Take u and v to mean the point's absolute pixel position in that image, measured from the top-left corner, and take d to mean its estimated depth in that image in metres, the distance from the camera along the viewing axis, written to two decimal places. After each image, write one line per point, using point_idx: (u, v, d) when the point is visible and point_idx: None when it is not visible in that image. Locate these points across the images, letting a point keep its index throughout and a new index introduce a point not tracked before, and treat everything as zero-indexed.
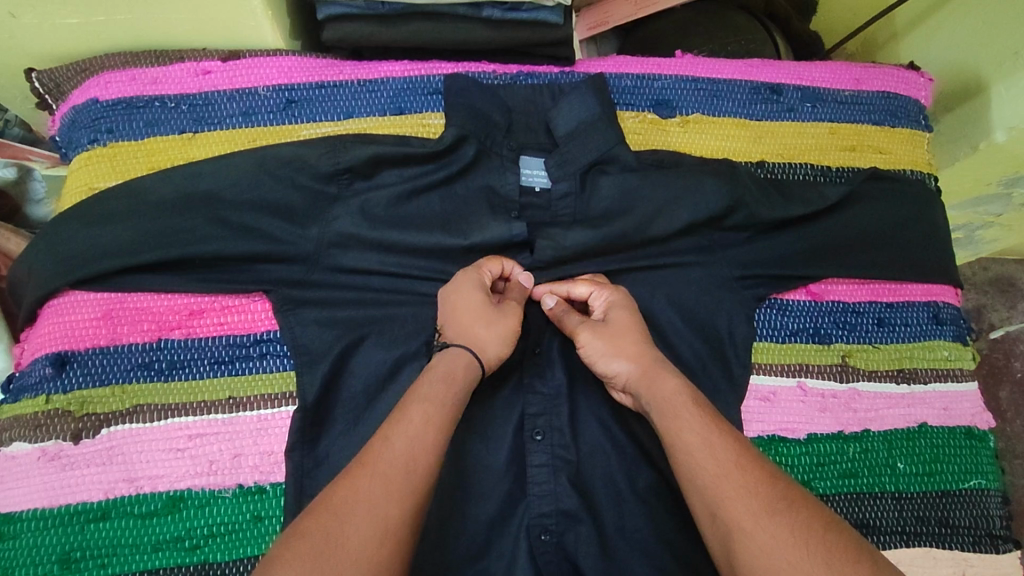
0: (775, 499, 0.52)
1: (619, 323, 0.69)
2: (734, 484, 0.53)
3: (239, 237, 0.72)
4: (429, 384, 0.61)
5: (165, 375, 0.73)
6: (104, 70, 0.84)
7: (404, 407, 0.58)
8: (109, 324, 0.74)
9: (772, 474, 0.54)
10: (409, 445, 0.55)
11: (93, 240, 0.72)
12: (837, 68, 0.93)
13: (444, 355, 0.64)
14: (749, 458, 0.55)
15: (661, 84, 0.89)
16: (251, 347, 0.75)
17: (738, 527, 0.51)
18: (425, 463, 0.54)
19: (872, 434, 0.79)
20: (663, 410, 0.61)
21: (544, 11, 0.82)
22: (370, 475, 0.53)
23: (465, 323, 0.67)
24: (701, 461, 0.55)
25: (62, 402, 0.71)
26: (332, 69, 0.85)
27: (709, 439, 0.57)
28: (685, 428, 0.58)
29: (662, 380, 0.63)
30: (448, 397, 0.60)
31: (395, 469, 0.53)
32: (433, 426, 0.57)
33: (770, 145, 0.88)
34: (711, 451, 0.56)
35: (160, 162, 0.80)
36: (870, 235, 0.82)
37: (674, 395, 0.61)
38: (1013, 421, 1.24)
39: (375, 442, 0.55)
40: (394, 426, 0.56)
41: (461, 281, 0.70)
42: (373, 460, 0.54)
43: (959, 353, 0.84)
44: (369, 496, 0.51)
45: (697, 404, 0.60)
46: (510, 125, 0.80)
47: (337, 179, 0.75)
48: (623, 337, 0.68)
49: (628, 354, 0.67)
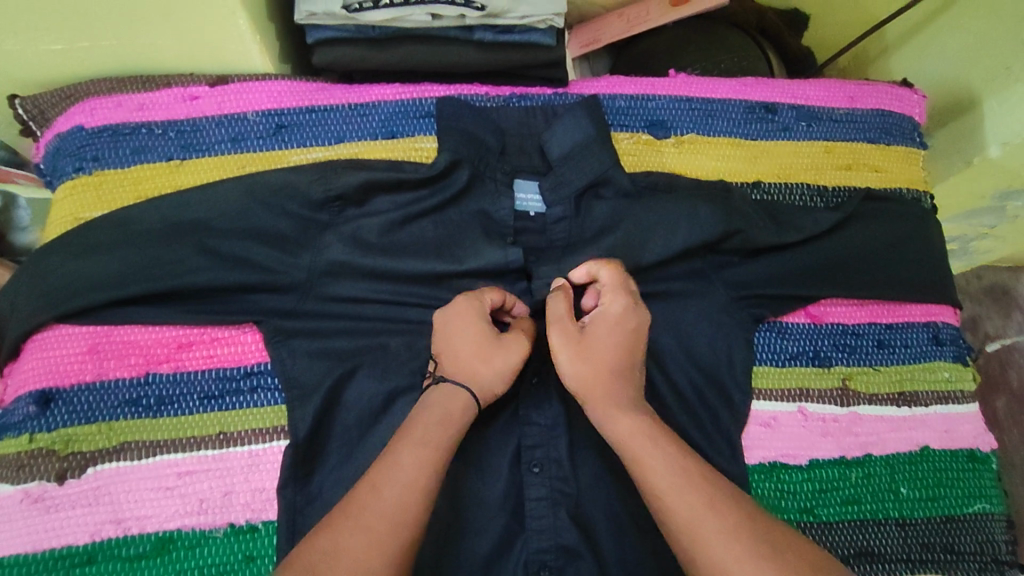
0: (758, 544, 0.51)
1: (587, 338, 0.64)
2: (716, 530, 0.52)
3: (228, 267, 0.71)
4: (425, 425, 0.59)
5: (153, 411, 0.71)
6: (89, 96, 0.82)
7: (394, 450, 0.57)
8: (94, 359, 0.72)
9: (745, 509, 0.54)
10: (398, 494, 0.54)
11: (80, 273, 0.70)
12: (832, 86, 0.92)
13: (439, 392, 0.63)
14: (721, 493, 0.54)
15: (656, 104, 0.88)
16: (241, 380, 0.73)
17: (724, 571, 0.50)
18: (414, 514, 0.54)
19: (874, 459, 0.78)
20: (628, 449, 0.58)
21: (537, 33, 0.81)
22: (354, 527, 0.52)
23: (464, 356, 0.64)
24: (676, 507, 0.53)
25: (46, 442, 0.69)
26: (322, 93, 0.84)
27: (681, 478, 0.55)
28: (653, 470, 0.56)
29: (622, 417, 0.60)
30: (443, 439, 0.58)
31: (383, 525, 0.52)
32: (424, 470, 0.56)
33: (765, 165, 0.87)
34: (684, 493, 0.54)
35: (147, 190, 0.79)
36: (867, 256, 0.82)
37: (638, 432, 0.59)
38: (1010, 430, 1.23)
39: (364, 491, 0.54)
40: (385, 475, 0.55)
41: (460, 311, 0.66)
42: (359, 515, 0.53)
43: (960, 375, 0.83)
44: (350, 552, 0.50)
45: (662, 439, 0.58)
46: (504, 148, 0.79)
47: (329, 207, 0.73)
48: (588, 359, 0.63)
49: (582, 375, 0.62)
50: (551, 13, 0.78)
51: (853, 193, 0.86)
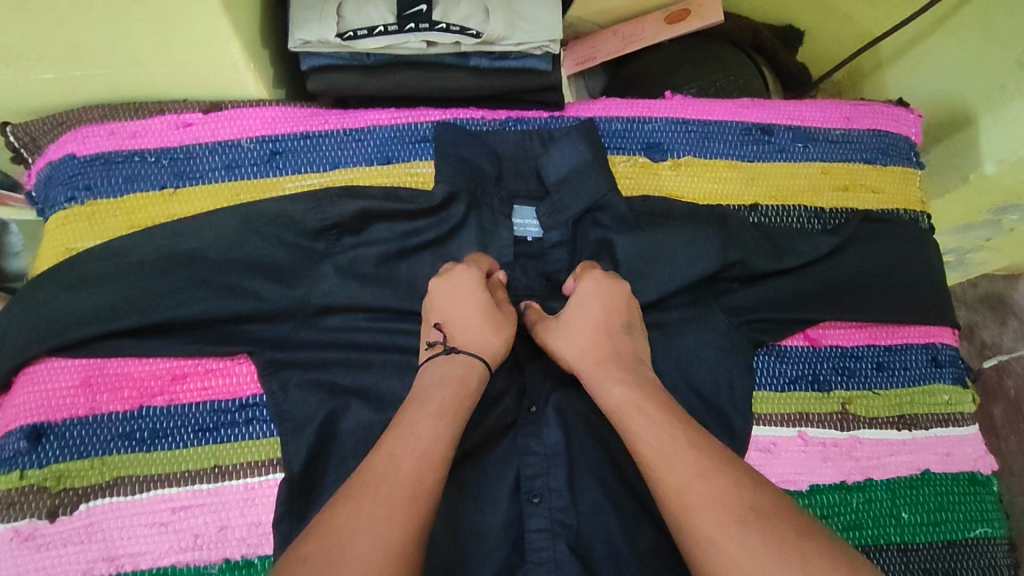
0: (743, 509, 0.51)
1: (569, 317, 0.68)
2: (703, 491, 0.52)
3: (223, 297, 0.70)
4: (439, 393, 0.60)
5: (147, 445, 0.70)
6: (81, 123, 0.81)
7: (408, 421, 0.57)
8: (87, 393, 0.71)
9: (742, 481, 0.53)
10: (415, 457, 0.54)
11: (73, 305, 0.70)
12: (827, 106, 0.92)
13: (455, 361, 0.64)
14: (718, 461, 0.54)
15: (652, 126, 0.88)
16: (236, 412, 0.72)
17: (705, 536, 0.50)
18: (432, 479, 0.54)
19: (875, 484, 0.78)
20: (620, 414, 0.60)
21: (533, 59, 0.81)
22: (373, 492, 0.51)
23: (474, 326, 0.66)
24: (663, 471, 0.54)
25: (37, 478, 0.68)
26: (317, 118, 0.83)
27: (673, 441, 0.56)
28: (645, 431, 0.57)
29: (610, 384, 0.62)
30: (457, 406, 0.60)
31: (400, 485, 0.52)
32: (440, 438, 0.57)
33: (762, 187, 0.87)
34: (672, 458, 0.54)
35: (140, 220, 0.78)
36: (865, 279, 0.81)
37: (630, 398, 0.60)
38: (1007, 439, 1.23)
39: (380, 460, 0.54)
40: (399, 442, 0.55)
41: (457, 283, 0.69)
42: (375, 479, 0.52)
43: (959, 397, 0.83)
44: (370, 516, 0.50)
45: (658, 406, 0.60)
46: (500, 175, 0.79)
47: (325, 235, 0.73)
48: (575, 334, 0.67)
49: (574, 352, 0.66)
50: (547, 39, 0.78)
51: (853, 215, 0.86)
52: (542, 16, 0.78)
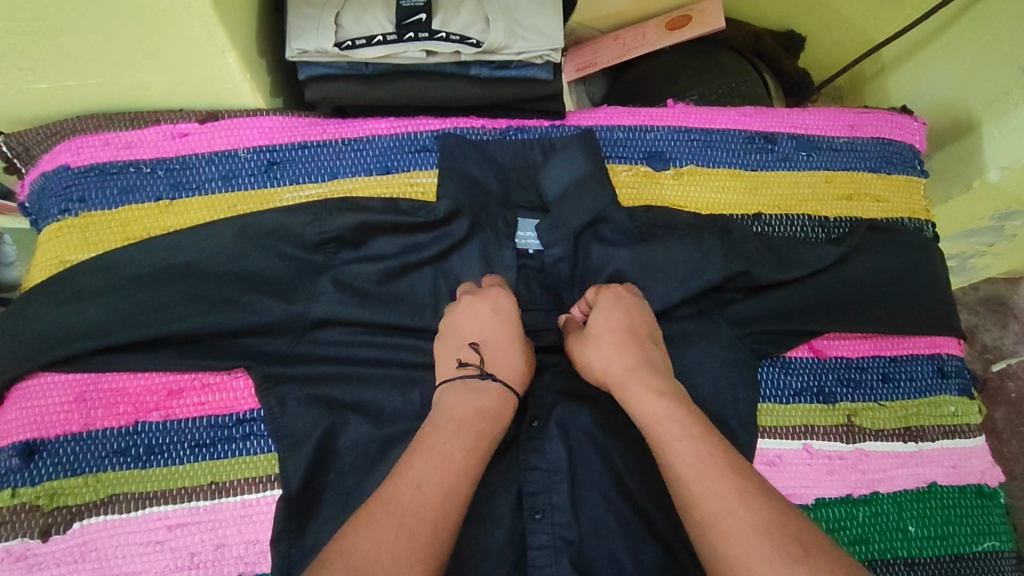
0: (786, 542, 0.49)
1: (597, 327, 0.68)
2: (738, 518, 0.50)
3: (220, 311, 0.69)
4: (466, 426, 0.59)
5: (142, 462, 0.69)
6: (75, 133, 0.80)
7: (430, 453, 0.56)
8: (81, 409, 0.70)
9: (780, 509, 0.51)
10: (439, 496, 0.53)
11: (67, 320, 0.69)
12: (830, 114, 0.91)
13: (493, 389, 0.63)
14: (754, 486, 0.52)
15: (654, 135, 0.87)
16: (233, 428, 0.71)
17: (745, 568, 0.48)
18: (453, 517, 0.53)
19: (881, 497, 0.77)
20: (655, 432, 0.58)
21: (534, 68, 0.80)
22: (398, 529, 0.50)
23: (508, 356, 0.66)
24: (702, 495, 0.52)
25: (29, 496, 0.67)
26: (315, 128, 0.82)
27: (708, 464, 0.54)
28: (678, 453, 0.55)
29: (646, 398, 0.60)
30: (480, 442, 0.59)
31: (425, 525, 0.51)
32: (462, 474, 0.55)
33: (765, 197, 0.86)
34: (710, 483, 0.52)
35: (135, 231, 0.77)
36: (870, 290, 0.80)
37: (665, 415, 0.58)
38: (1010, 442, 1.21)
39: (405, 493, 0.52)
40: (426, 477, 0.54)
41: (493, 309, 0.68)
42: (400, 515, 0.51)
43: (966, 408, 0.82)
44: (396, 555, 0.48)
45: (691, 425, 0.57)
46: (505, 194, 0.79)
47: (324, 247, 0.72)
48: (608, 345, 0.66)
49: (609, 364, 0.65)
50: (548, 48, 0.77)
51: (864, 224, 0.84)
52: (543, 25, 0.77)
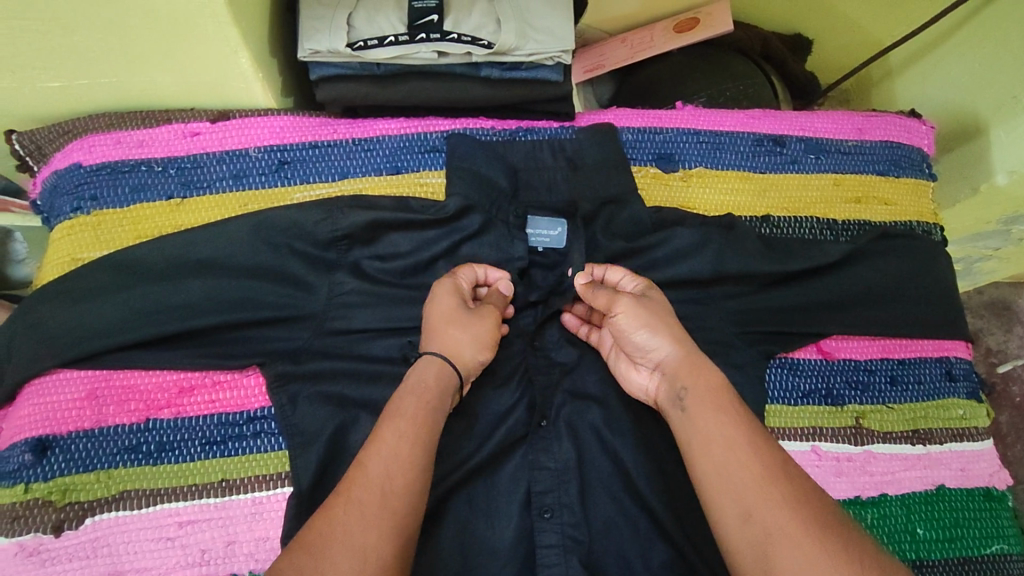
0: (821, 514, 0.51)
1: (658, 304, 0.69)
2: (777, 487, 0.52)
3: (232, 309, 0.70)
4: (401, 398, 0.60)
5: (153, 459, 0.69)
6: (88, 132, 0.81)
7: (377, 428, 0.58)
8: (93, 406, 0.70)
9: (810, 488, 0.53)
10: (384, 466, 0.55)
11: (82, 318, 0.69)
12: (839, 118, 0.92)
13: (425, 363, 0.64)
14: (786, 465, 0.55)
15: (663, 136, 0.88)
16: (244, 425, 0.71)
17: (783, 531, 0.50)
18: (403, 483, 0.54)
19: (889, 499, 0.77)
20: (702, 404, 0.60)
21: (544, 70, 0.81)
22: (346, 504, 0.52)
23: (441, 326, 0.66)
24: (742, 461, 0.54)
25: (42, 492, 0.67)
26: (326, 128, 0.83)
27: (745, 440, 0.56)
28: (720, 425, 0.57)
29: (704, 371, 0.62)
30: (420, 410, 0.60)
31: (374, 496, 0.53)
32: (407, 442, 0.57)
33: (774, 199, 0.86)
34: (752, 452, 0.55)
35: (146, 230, 0.77)
36: (879, 292, 0.81)
37: (713, 390, 0.60)
38: (1013, 446, 1.21)
39: (351, 470, 0.55)
40: (370, 450, 0.56)
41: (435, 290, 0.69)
42: (352, 490, 0.53)
43: (974, 412, 0.82)
44: (345, 529, 0.51)
45: (733, 403, 0.59)
46: (515, 189, 0.78)
47: (336, 246, 0.73)
48: (665, 319, 0.67)
49: (669, 335, 0.65)
50: (559, 50, 0.78)
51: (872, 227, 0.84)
52: (555, 26, 0.78)
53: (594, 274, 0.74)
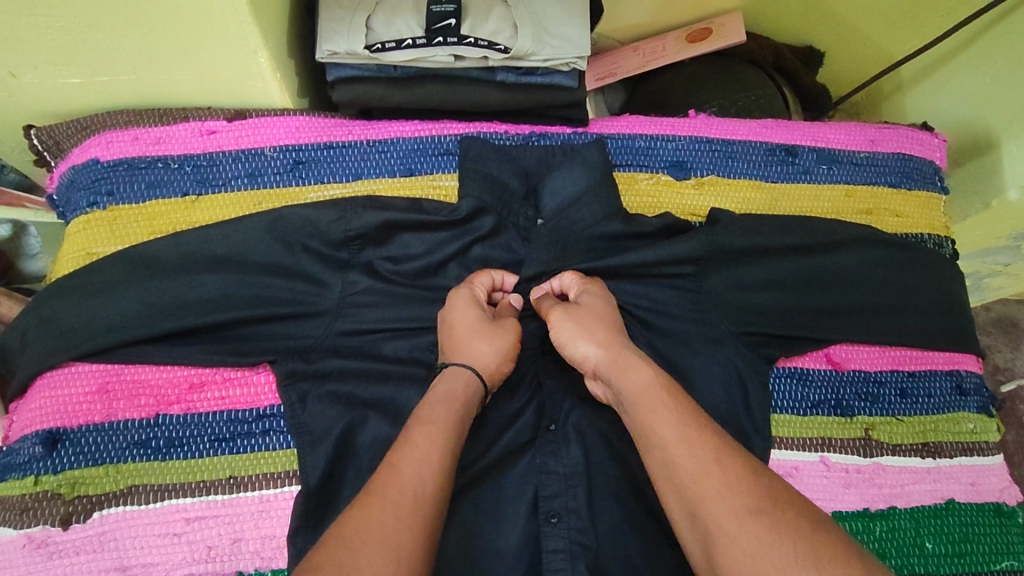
0: (758, 498, 0.51)
1: (593, 307, 0.70)
2: (710, 477, 0.53)
3: (248, 306, 0.71)
4: (432, 406, 0.61)
5: (162, 454, 0.69)
6: (105, 128, 0.81)
7: (407, 431, 0.58)
8: (104, 399, 0.70)
9: (747, 473, 0.53)
10: (416, 468, 0.55)
11: (99, 313, 0.70)
12: (851, 129, 0.92)
13: (452, 375, 0.64)
14: (728, 454, 0.54)
15: (675, 145, 0.88)
16: (253, 423, 0.71)
17: (719, 527, 0.50)
18: (435, 486, 0.54)
19: (898, 512, 0.76)
20: (639, 405, 0.60)
21: (559, 75, 0.81)
22: (381, 503, 0.52)
23: (465, 338, 0.66)
24: (677, 456, 0.55)
25: (52, 484, 0.68)
26: (341, 128, 0.83)
27: (685, 433, 0.56)
28: (660, 424, 0.57)
29: (633, 369, 0.63)
30: (453, 419, 0.60)
31: (406, 496, 0.53)
32: (438, 447, 0.57)
33: (786, 208, 0.87)
34: (688, 444, 0.55)
35: (161, 226, 0.78)
36: (889, 303, 0.81)
37: (648, 389, 0.60)
38: (1021, 465, 1.20)
39: (383, 470, 0.54)
40: (400, 453, 0.56)
41: (456, 300, 0.69)
42: (384, 490, 0.53)
43: (984, 426, 0.82)
44: (380, 526, 0.50)
45: (673, 398, 0.59)
46: (527, 192, 0.79)
47: (349, 245, 0.73)
48: (595, 324, 0.68)
49: (601, 339, 0.67)
50: (574, 56, 0.78)
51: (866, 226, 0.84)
52: (571, 32, 0.78)
53: (552, 287, 0.75)
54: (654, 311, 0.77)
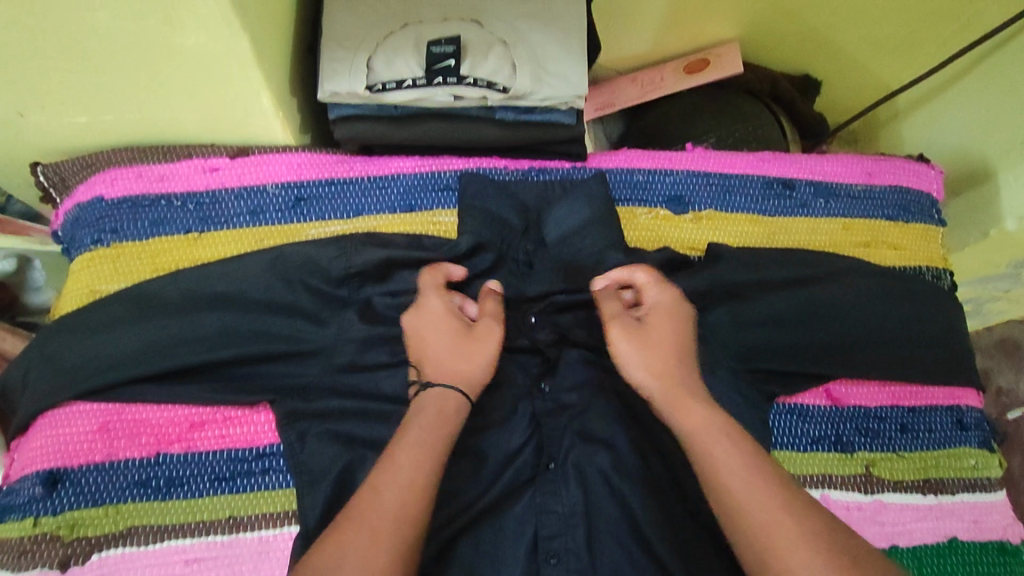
0: (838, 554, 0.51)
1: (657, 331, 0.67)
2: (789, 531, 0.53)
3: (248, 343, 0.71)
4: (416, 423, 0.61)
5: (162, 494, 0.70)
6: (110, 165, 0.82)
7: (391, 451, 0.59)
8: (104, 439, 0.70)
9: (824, 527, 0.53)
10: (396, 491, 0.55)
11: (102, 352, 0.71)
12: (848, 162, 0.92)
13: (436, 390, 0.64)
14: (802, 506, 0.54)
15: (673, 179, 0.89)
16: (253, 462, 0.71)
17: None
18: (414, 509, 0.55)
19: (900, 551, 0.76)
20: (706, 449, 0.59)
21: (557, 113, 0.82)
22: (357, 528, 0.53)
23: (448, 362, 0.66)
24: (751, 507, 0.54)
25: (51, 526, 0.68)
26: (343, 165, 0.84)
27: (756, 483, 0.56)
28: (726, 467, 0.57)
29: (697, 408, 0.61)
30: (436, 435, 0.60)
31: (383, 521, 0.53)
32: (421, 468, 0.58)
33: (784, 242, 0.87)
34: (760, 496, 0.55)
35: (164, 263, 0.79)
36: (888, 338, 0.81)
37: (715, 433, 0.59)
38: None
39: (363, 493, 0.56)
40: (381, 475, 0.57)
41: (428, 313, 0.69)
42: (363, 515, 0.54)
43: (986, 462, 0.82)
44: (354, 552, 0.51)
45: (740, 442, 0.59)
46: (527, 227, 0.81)
47: (348, 283, 0.74)
48: (659, 352, 0.66)
49: (662, 371, 0.64)
50: (571, 96, 0.79)
51: (863, 261, 0.84)
52: (569, 71, 0.79)
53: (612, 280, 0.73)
54: None
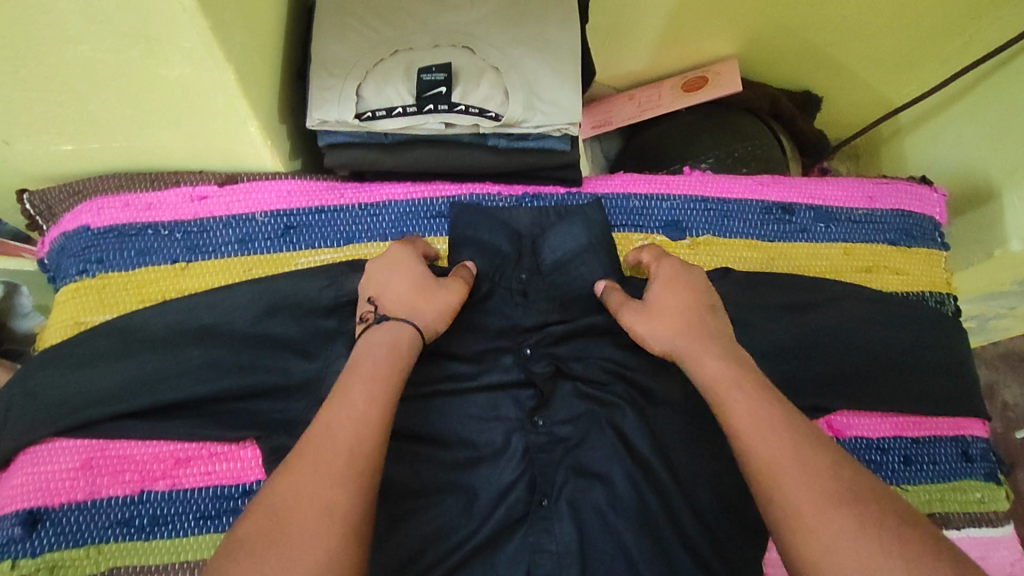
0: (841, 491, 0.49)
1: (663, 298, 0.68)
2: (788, 466, 0.51)
3: (233, 377, 0.69)
4: (371, 361, 0.60)
5: (146, 533, 0.68)
6: (96, 193, 0.81)
7: (344, 388, 0.57)
8: (87, 476, 0.69)
9: (828, 465, 0.51)
10: (351, 429, 0.54)
11: (84, 387, 0.69)
12: (849, 185, 0.91)
13: (392, 325, 0.63)
14: (807, 443, 0.52)
15: (670, 204, 0.87)
16: (240, 499, 0.70)
17: (800, 517, 0.49)
18: (371, 445, 0.54)
19: None
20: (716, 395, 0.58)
21: (551, 139, 0.80)
22: (311, 463, 0.52)
23: (408, 296, 0.66)
24: (752, 445, 0.53)
25: (30, 568, 0.66)
26: (333, 192, 0.83)
27: (760, 422, 0.54)
28: (738, 413, 0.56)
29: (708, 360, 0.61)
30: (391, 372, 0.59)
31: (338, 456, 0.52)
32: (376, 403, 0.56)
33: (783, 268, 0.85)
34: (763, 434, 0.53)
35: (150, 294, 0.77)
36: (890, 366, 0.79)
37: (725, 381, 0.58)
38: None
39: (316, 431, 0.54)
40: (335, 412, 0.55)
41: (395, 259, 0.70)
42: (317, 452, 0.52)
43: (993, 495, 0.80)
44: (311, 488, 0.50)
45: (749, 386, 0.58)
46: (520, 254, 0.79)
47: (336, 314, 0.72)
48: (666, 315, 0.67)
49: (669, 331, 0.65)
50: (565, 122, 0.77)
51: (863, 287, 0.83)
52: (563, 97, 0.77)
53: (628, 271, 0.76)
54: (648, 377, 0.75)
